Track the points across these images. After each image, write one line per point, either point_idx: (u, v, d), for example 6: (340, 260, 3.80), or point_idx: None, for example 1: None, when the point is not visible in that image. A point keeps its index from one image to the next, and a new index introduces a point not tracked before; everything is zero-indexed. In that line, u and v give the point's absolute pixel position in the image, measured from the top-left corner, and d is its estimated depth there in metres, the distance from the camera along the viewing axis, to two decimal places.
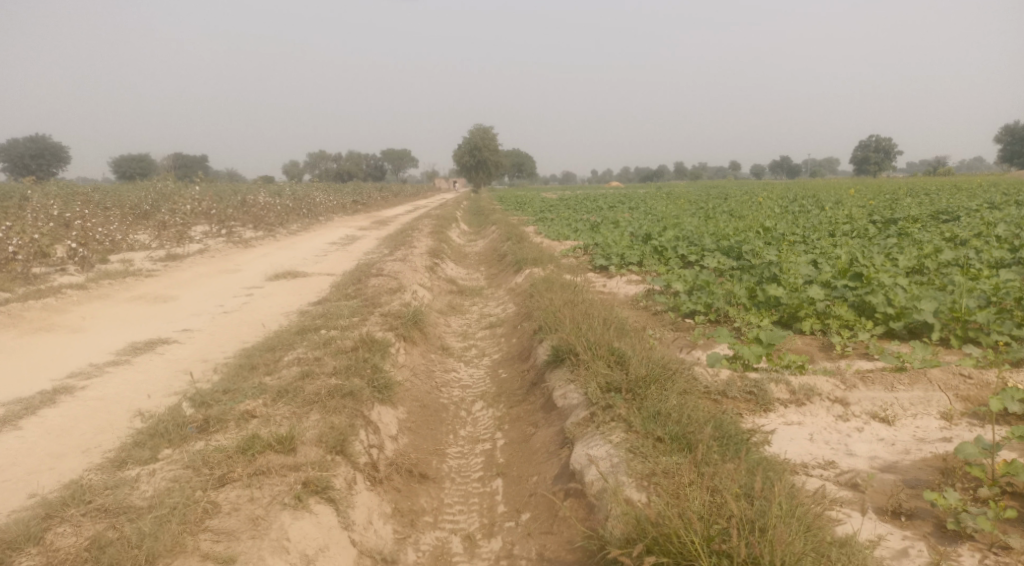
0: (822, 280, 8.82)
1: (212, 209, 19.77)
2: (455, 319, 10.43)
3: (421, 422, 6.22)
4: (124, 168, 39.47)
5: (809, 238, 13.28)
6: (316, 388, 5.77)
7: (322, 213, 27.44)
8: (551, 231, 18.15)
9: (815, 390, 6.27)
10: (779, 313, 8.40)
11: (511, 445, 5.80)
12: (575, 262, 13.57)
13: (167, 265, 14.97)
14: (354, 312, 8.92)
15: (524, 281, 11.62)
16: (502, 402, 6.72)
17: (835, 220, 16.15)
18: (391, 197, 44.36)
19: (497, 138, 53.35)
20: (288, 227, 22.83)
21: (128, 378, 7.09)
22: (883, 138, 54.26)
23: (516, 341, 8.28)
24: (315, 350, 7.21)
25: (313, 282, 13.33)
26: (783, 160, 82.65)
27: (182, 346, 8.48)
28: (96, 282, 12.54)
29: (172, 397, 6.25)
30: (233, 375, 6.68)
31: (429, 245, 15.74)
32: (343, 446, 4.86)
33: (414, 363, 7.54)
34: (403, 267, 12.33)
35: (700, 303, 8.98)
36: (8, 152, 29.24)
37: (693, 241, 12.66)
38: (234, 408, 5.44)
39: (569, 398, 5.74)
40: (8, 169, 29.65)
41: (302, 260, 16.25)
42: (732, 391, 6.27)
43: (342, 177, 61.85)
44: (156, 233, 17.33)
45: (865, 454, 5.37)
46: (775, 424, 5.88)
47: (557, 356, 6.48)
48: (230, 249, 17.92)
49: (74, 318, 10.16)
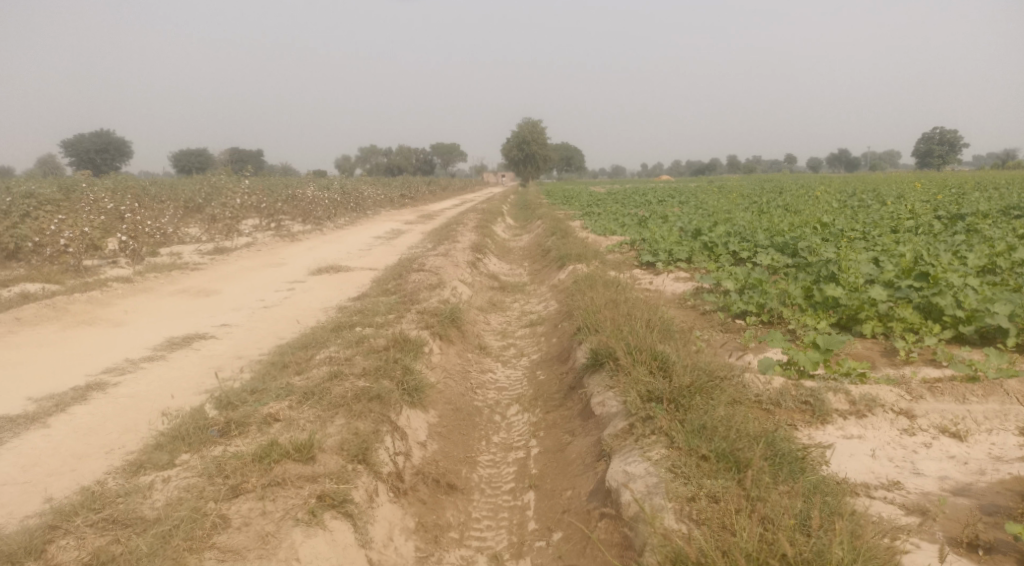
0: (884, 279, 8.24)
1: (261, 203, 19.89)
2: (496, 316, 10.12)
3: (453, 426, 5.94)
4: (182, 163, 40.31)
5: (869, 234, 12.61)
6: (342, 391, 5.53)
7: (370, 208, 27.50)
8: (597, 226, 17.71)
9: (878, 401, 5.77)
10: (838, 315, 7.88)
11: (546, 455, 5.47)
12: (621, 259, 13.14)
13: (214, 259, 15.03)
14: (391, 309, 8.68)
15: (567, 278, 11.26)
16: (539, 407, 6.39)
17: (898, 216, 15.34)
18: (439, 192, 44.36)
19: (546, 132, 52.85)
20: (336, 221, 22.88)
21: (162, 375, 6.99)
22: (949, 130, 51.98)
23: (556, 341, 7.93)
24: (347, 349, 6.99)
25: (355, 277, 13.19)
26: (841, 153, 80.06)
27: (218, 342, 8.37)
28: (143, 275, 12.62)
29: (200, 397, 6.10)
30: (263, 374, 6.50)
31: (473, 239, 15.48)
32: (364, 455, 4.62)
33: (449, 363, 7.27)
34: (445, 262, 12.08)
35: (751, 303, 8.50)
36: (74, 147, 30.09)
37: (745, 236, 12.10)
38: (258, 411, 5.24)
39: (608, 406, 5.38)
40: (74, 164, 30.53)
41: (346, 255, 16.16)
42: (785, 400, 5.81)
43: (392, 172, 62.33)
44: (206, 226, 17.49)
45: (934, 474, 4.89)
46: (833, 439, 5.42)
47: (596, 359, 6.11)
48: (277, 243, 17.96)
49: (117, 311, 10.19)
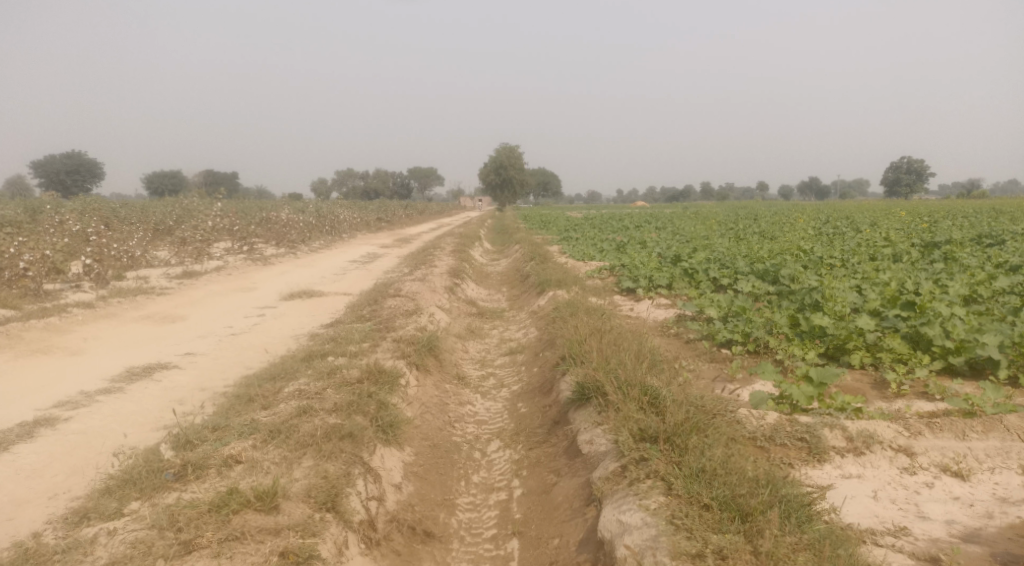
0: (870, 308, 8.05)
1: (234, 225, 19.40)
2: (474, 344, 9.77)
3: (430, 465, 5.57)
4: (155, 185, 39.64)
5: (849, 261, 12.50)
6: (312, 428, 5.14)
7: (345, 231, 27.09)
8: (576, 251, 17.49)
9: (876, 437, 5.50)
10: (825, 345, 7.66)
11: (529, 497, 5.14)
12: (601, 285, 12.88)
13: (182, 283, 14.52)
14: (365, 336, 8.30)
15: (547, 304, 10.96)
16: (521, 442, 6.04)
17: (874, 243, 15.31)
18: (415, 215, 44.06)
19: (523, 157, 52.92)
20: (310, 245, 22.43)
21: (116, 409, 6.54)
22: (916, 159, 52.98)
23: (538, 372, 7.59)
24: (318, 381, 6.60)
25: (328, 303, 12.77)
26: (812, 180, 81.34)
27: (181, 372, 7.92)
28: (106, 300, 12.09)
29: (157, 435, 5.67)
30: (227, 408, 6.09)
31: (451, 264, 15.16)
32: (334, 503, 4.27)
33: (426, 395, 6.89)
34: (422, 288, 11.73)
35: (737, 331, 8.24)
36: (43, 168, 29.40)
37: (726, 263, 11.92)
38: (218, 451, 4.84)
39: (597, 444, 5.05)
40: (42, 185, 29.80)
41: (319, 279, 15.74)
42: (781, 436, 5.52)
43: (368, 196, 62.05)
44: (175, 249, 16.96)
45: (940, 518, 4.61)
46: (832, 479, 5.14)
47: (583, 393, 5.78)
48: (248, 267, 17.48)
49: (75, 339, 9.67)
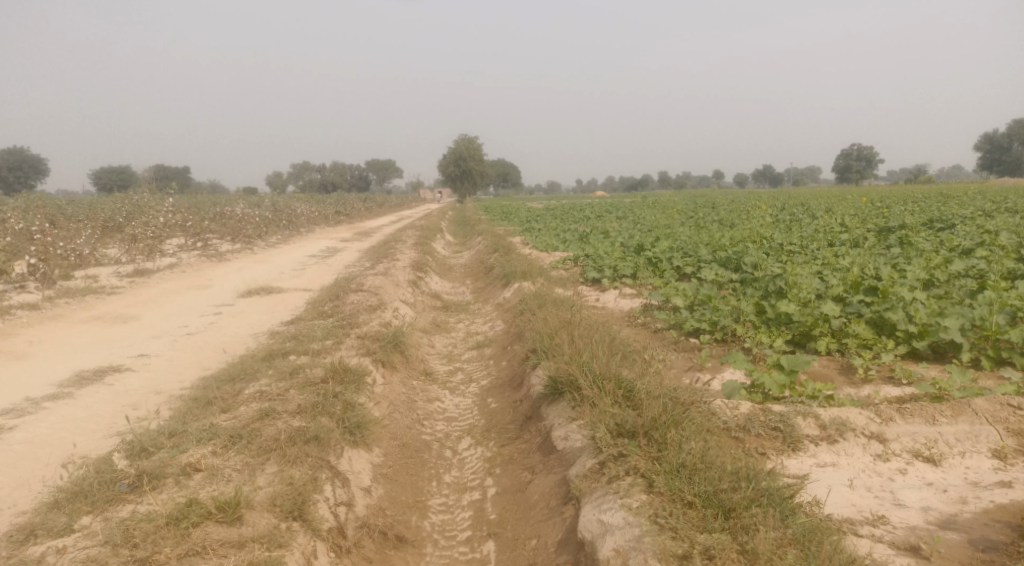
0: (834, 294, 8.07)
1: (187, 221, 18.80)
2: (440, 339, 9.58)
3: (400, 466, 5.40)
4: (103, 181, 38.39)
5: (808, 248, 12.60)
6: (275, 432, 4.92)
7: (304, 225, 26.56)
8: (539, 242, 17.38)
9: (848, 424, 5.47)
10: (791, 332, 7.66)
11: (504, 497, 5.01)
12: (566, 275, 12.78)
13: (134, 281, 14.01)
14: (328, 333, 8.05)
15: (513, 296, 10.82)
16: (493, 439, 5.89)
17: (831, 230, 15.49)
18: (375, 208, 43.53)
19: (482, 148, 52.61)
20: (267, 240, 21.91)
21: (65, 416, 6.21)
22: (865, 146, 54.16)
23: (507, 366, 7.44)
24: (280, 381, 6.36)
25: (288, 300, 12.44)
26: (766, 169, 82.71)
27: (135, 375, 7.58)
28: (53, 301, 11.58)
29: (109, 443, 5.39)
30: (184, 412, 5.81)
31: (413, 257, 14.90)
32: (302, 511, 4.10)
33: (394, 393, 6.69)
34: (384, 282, 11.49)
35: (704, 320, 8.20)
36: None
37: (689, 251, 11.92)
38: (175, 459, 4.60)
39: (572, 440, 4.94)
40: None
41: (278, 275, 15.35)
42: (755, 426, 5.47)
43: (326, 188, 61.09)
44: (126, 246, 16.37)
45: (916, 504, 4.60)
46: (807, 468, 5.11)
47: (555, 388, 5.65)
48: (203, 263, 16.97)
49: (20, 343, 9.22)
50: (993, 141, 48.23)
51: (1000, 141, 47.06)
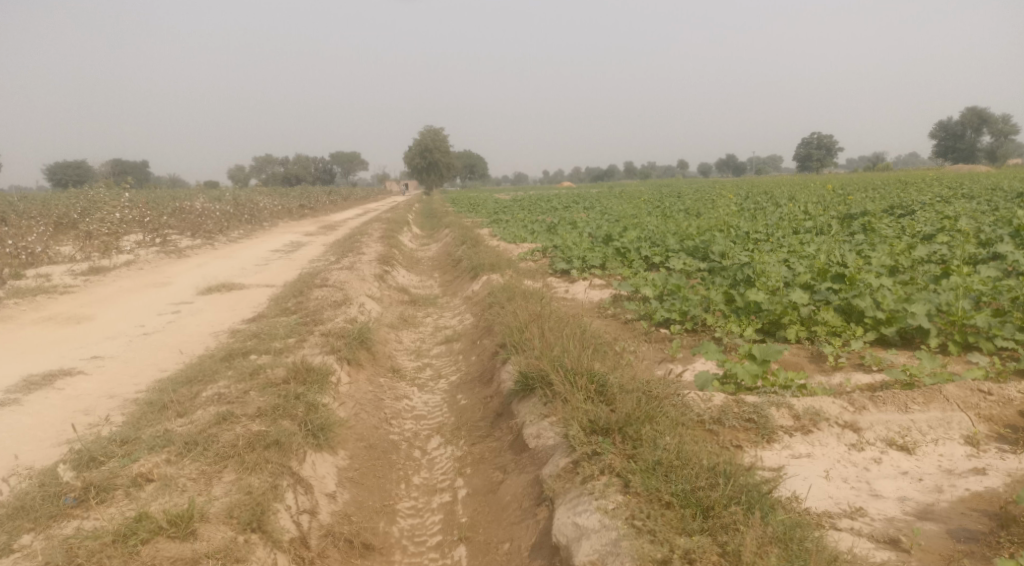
0: (803, 281, 8.02)
1: (145, 217, 18.26)
2: (408, 334, 9.36)
3: (367, 468, 5.20)
4: (59, 176, 37.28)
5: (774, 236, 12.61)
6: (232, 438, 4.70)
7: (267, 220, 26.03)
8: (507, 233, 17.19)
9: (822, 414, 5.41)
10: (761, 321, 7.59)
11: (475, 498, 4.85)
12: (535, 267, 12.62)
13: (89, 280, 13.52)
14: (291, 331, 7.79)
15: (482, 289, 10.64)
16: (463, 438, 5.72)
17: (796, 217, 15.54)
18: (340, 201, 42.94)
19: (448, 140, 52.17)
20: (229, 235, 21.39)
21: (11, 424, 5.88)
22: (825, 135, 54.92)
23: (477, 361, 7.26)
24: (239, 383, 6.11)
25: (250, 296, 12.09)
26: (729, 159, 83.53)
27: (87, 379, 7.25)
28: (1, 302, 11.09)
29: (57, 452, 5.10)
30: (137, 418, 5.54)
31: (379, 251, 14.62)
32: (261, 522, 3.91)
33: (359, 392, 6.48)
34: (350, 277, 11.22)
35: (674, 310, 8.10)
36: None
37: (657, 241, 11.83)
38: (125, 469, 4.35)
39: (544, 438, 4.79)
40: None
41: (240, 271, 14.96)
42: (730, 418, 5.37)
43: (290, 182, 60.11)
44: (80, 244, 15.82)
45: (893, 495, 4.54)
46: (783, 460, 5.03)
47: (526, 384, 5.50)
48: (162, 260, 16.48)
49: None
50: (947, 128, 49.24)
51: (954, 128, 48.08)
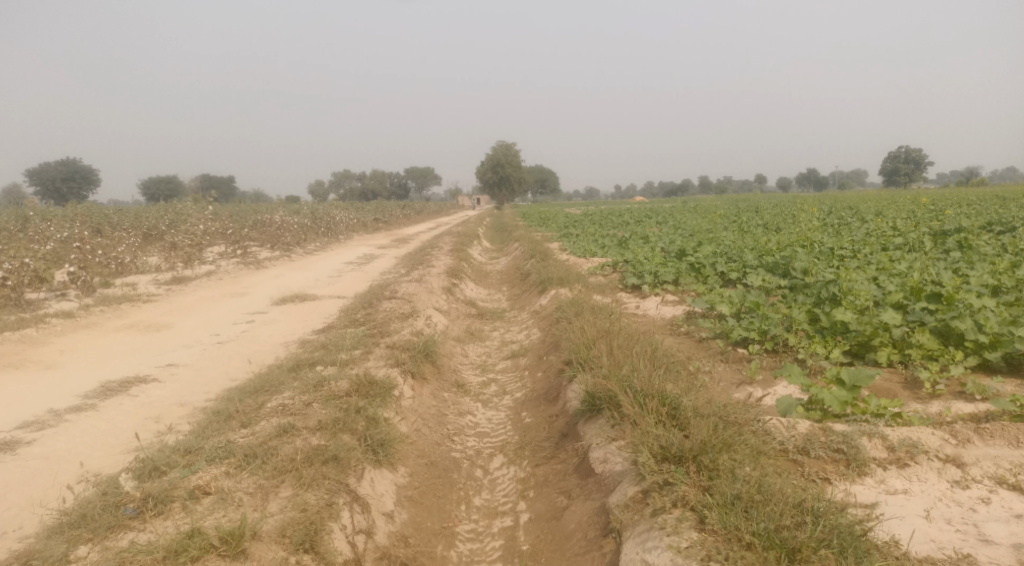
0: (894, 301, 7.46)
1: (227, 229, 18.83)
2: (474, 347, 9.22)
3: (427, 487, 5.03)
4: (152, 191, 39.08)
5: (860, 252, 11.92)
6: (291, 452, 4.61)
7: (342, 233, 26.53)
8: (577, 248, 16.90)
9: (920, 446, 4.94)
10: (849, 342, 7.07)
11: (538, 524, 4.62)
12: (605, 282, 12.31)
13: (171, 289, 13.94)
14: (357, 342, 7.72)
15: (550, 303, 10.41)
16: (527, 458, 5.48)
17: (884, 233, 14.71)
18: (413, 215, 43.56)
19: (520, 154, 52.29)
20: (306, 247, 21.83)
21: (86, 429, 5.98)
22: (913, 148, 52.41)
23: (543, 378, 7.02)
24: (303, 394, 6.06)
25: (322, 307, 12.21)
26: (809, 174, 80.90)
27: (161, 387, 7.35)
28: (89, 310, 11.51)
29: (124, 459, 5.13)
30: (203, 427, 5.53)
31: (449, 264, 14.60)
32: (314, 543, 3.84)
33: (423, 407, 6.33)
34: (418, 289, 11.18)
35: (752, 329, 7.65)
36: (39, 176, 28.82)
37: (733, 257, 11.34)
38: (185, 480, 4.31)
39: (612, 463, 4.52)
40: (40, 193, 29.25)
41: (314, 282, 15.18)
42: (815, 448, 4.96)
43: (366, 197, 61.42)
44: (165, 254, 16.38)
45: (1006, 542, 4.07)
46: (875, 496, 4.60)
47: (593, 404, 5.22)
48: (241, 271, 16.90)
49: (52, 351, 9.10)
50: None
51: None
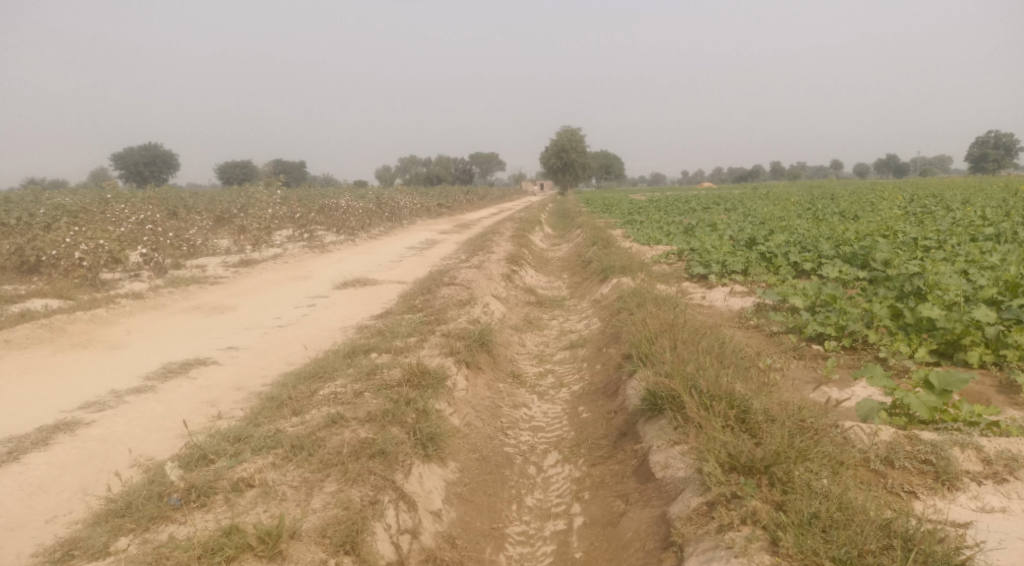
0: (987, 297, 6.85)
1: (294, 213, 19.05)
2: (531, 337, 8.98)
3: (478, 483, 4.84)
4: (227, 175, 40.11)
5: (947, 243, 11.13)
6: (338, 445, 4.48)
7: (406, 218, 26.62)
8: (641, 235, 16.40)
9: (1021, 461, 4.47)
10: (935, 341, 6.52)
11: (592, 530, 4.38)
12: (669, 271, 11.87)
13: (238, 272, 14.13)
14: (413, 330, 7.57)
15: (611, 292, 10.07)
16: (582, 456, 5.21)
17: (972, 223, 13.76)
18: (477, 199, 43.55)
19: (586, 139, 51.54)
20: (370, 231, 21.95)
21: (143, 412, 6.00)
22: (1004, 133, 49.30)
23: (602, 371, 6.71)
24: (355, 382, 5.94)
25: (382, 293, 12.15)
26: (888, 160, 77.31)
27: (219, 370, 7.36)
28: (158, 291, 11.72)
29: (175, 445, 5.10)
30: (255, 413, 5.46)
31: (509, 250, 14.36)
32: (355, 544, 3.76)
33: (477, 398, 6.13)
34: (477, 276, 10.99)
35: (828, 324, 7.14)
36: (123, 160, 29.91)
37: (807, 247, 10.73)
38: (229, 470, 4.22)
39: (674, 470, 4.22)
40: (123, 176, 30.33)
41: (375, 267, 15.19)
42: (900, 458, 4.53)
43: (432, 182, 61.76)
44: (234, 237, 16.66)
45: None
46: (967, 514, 4.18)
47: (654, 403, 4.91)
48: (306, 254, 17.06)
49: (120, 332, 9.27)
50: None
51: None
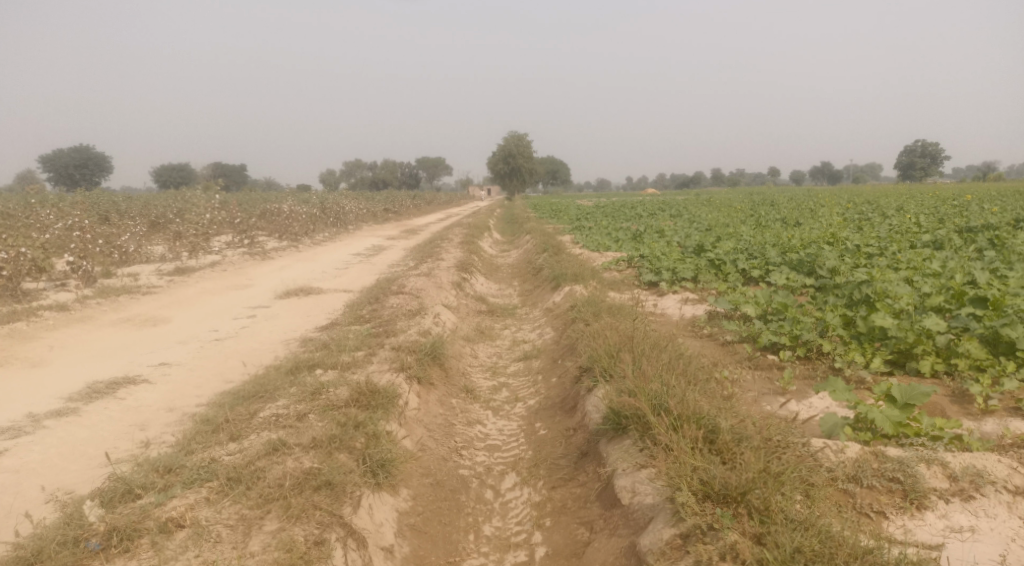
0: (936, 305, 6.84)
1: (234, 218, 18.32)
2: (483, 348, 8.69)
3: (433, 512, 4.54)
4: (164, 178, 38.73)
5: (889, 250, 11.27)
6: (280, 476, 4.12)
7: (350, 224, 26.00)
8: (590, 241, 16.28)
9: (986, 476, 4.38)
10: (888, 350, 6.47)
11: (555, 561, 4.14)
12: (621, 278, 11.74)
13: (173, 281, 13.44)
14: (360, 343, 7.19)
15: (564, 301, 9.86)
16: (542, 478, 4.95)
17: (909, 230, 14.03)
18: (423, 204, 43.04)
19: (532, 144, 51.50)
20: (315, 237, 21.33)
21: (64, 438, 5.51)
22: (930, 143, 51.22)
23: (558, 386, 6.47)
24: (298, 402, 5.55)
25: (326, 302, 11.68)
26: (822, 168, 79.65)
27: (150, 389, 6.86)
28: (85, 302, 11.01)
29: (98, 476, 4.65)
30: (188, 439, 5.03)
31: (458, 257, 14.05)
32: None
33: (428, 417, 5.81)
34: (427, 284, 10.64)
35: (783, 333, 7.04)
36: (53, 161, 28.47)
37: (755, 253, 10.71)
38: (157, 509, 3.84)
39: (642, 496, 4.01)
40: (52, 178, 28.87)
41: (319, 275, 14.66)
42: (867, 476, 4.40)
43: (377, 187, 60.89)
44: (170, 243, 15.90)
45: None
46: (937, 536, 4.07)
47: (617, 422, 4.67)
48: (246, 261, 16.40)
49: (41, 348, 8.60)
50: None
51: None
